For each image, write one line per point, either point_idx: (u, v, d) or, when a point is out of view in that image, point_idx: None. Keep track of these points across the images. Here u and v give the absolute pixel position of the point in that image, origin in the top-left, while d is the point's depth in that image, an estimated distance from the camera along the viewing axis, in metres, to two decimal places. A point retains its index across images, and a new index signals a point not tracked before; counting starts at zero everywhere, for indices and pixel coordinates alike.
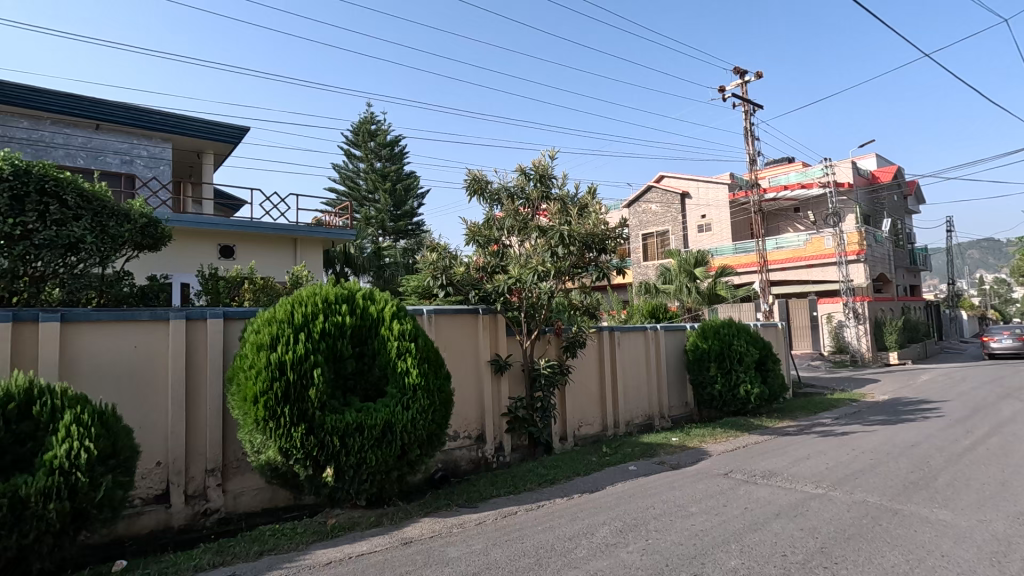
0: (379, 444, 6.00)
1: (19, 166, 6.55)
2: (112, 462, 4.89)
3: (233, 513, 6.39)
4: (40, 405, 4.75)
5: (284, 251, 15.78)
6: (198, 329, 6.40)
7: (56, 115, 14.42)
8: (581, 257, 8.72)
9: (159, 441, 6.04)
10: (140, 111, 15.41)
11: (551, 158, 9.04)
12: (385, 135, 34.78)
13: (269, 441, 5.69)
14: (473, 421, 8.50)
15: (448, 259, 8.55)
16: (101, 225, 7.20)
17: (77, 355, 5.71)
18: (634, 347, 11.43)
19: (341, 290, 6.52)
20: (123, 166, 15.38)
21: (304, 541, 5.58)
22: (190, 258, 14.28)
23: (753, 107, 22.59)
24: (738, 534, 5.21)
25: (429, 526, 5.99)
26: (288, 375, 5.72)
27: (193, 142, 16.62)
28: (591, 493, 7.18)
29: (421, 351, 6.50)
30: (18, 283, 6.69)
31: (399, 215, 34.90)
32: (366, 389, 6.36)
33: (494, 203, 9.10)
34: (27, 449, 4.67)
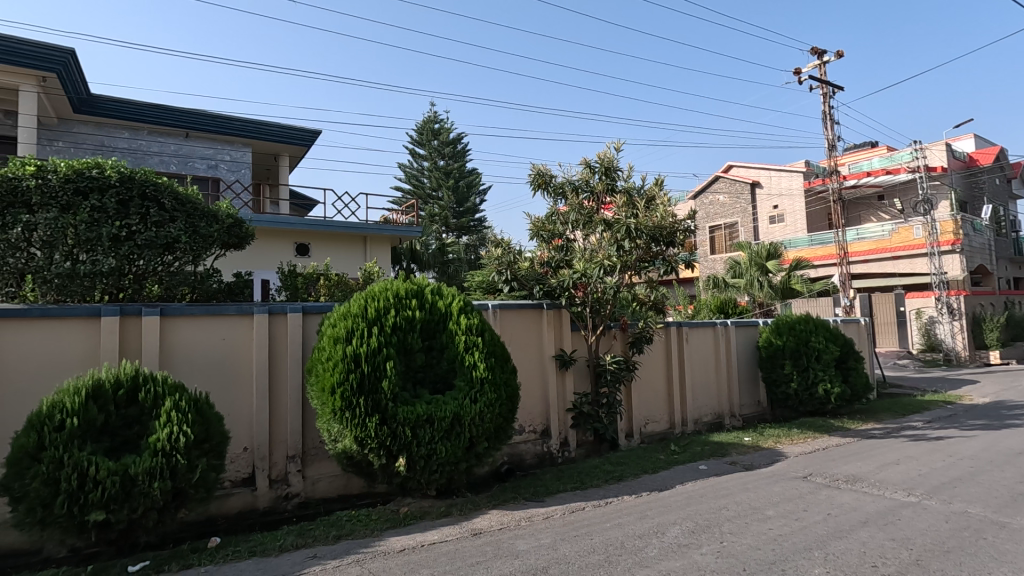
0: (448, 436, 6.15)
1: (124, 174, 7.16)
2: (205, 447, 5.27)
3: (312, 497, 6.72)
4: (145, 392, 5.19)
5: (354, 249, 16.42)
6: (279, 322, 6.77)
7: (152, 125, 15.66)
8: (647, 250, 8.51)
9: (245, 427, 6.46)
10: (224, 118, 16.45)
11: (616, 150, 8.85)
12: (448, 133, 35.37)
13: (344, 430, 5.92)
14: (538, 416, 8.53)
15: (512, 255, 8.60)
16: (194, 226, 7.76)
17: (174, 346, 6.18)
18: (703, 343, 11.05)
19: (411, 285, 6.70)
20: (209, 170, 16.49)
21: (378, 528, 5.79)
22: (269, 256, 15.14)
23: (832, 88, 21.19)
24: (821, 541, 4.94)
25: (498, 518, 6.08)
26: (362, 367, 5.94)
27: (270, 145, 17.57)
28: (661, 492, 7.03)
29: (487, 346, 6.62)
30: (124, 281, 7.29)
31: (462, 211, 35.45)
32: (435, 382, 6.50)
33: (558, 196, 9.02)
34: (134, 431, 5.10)
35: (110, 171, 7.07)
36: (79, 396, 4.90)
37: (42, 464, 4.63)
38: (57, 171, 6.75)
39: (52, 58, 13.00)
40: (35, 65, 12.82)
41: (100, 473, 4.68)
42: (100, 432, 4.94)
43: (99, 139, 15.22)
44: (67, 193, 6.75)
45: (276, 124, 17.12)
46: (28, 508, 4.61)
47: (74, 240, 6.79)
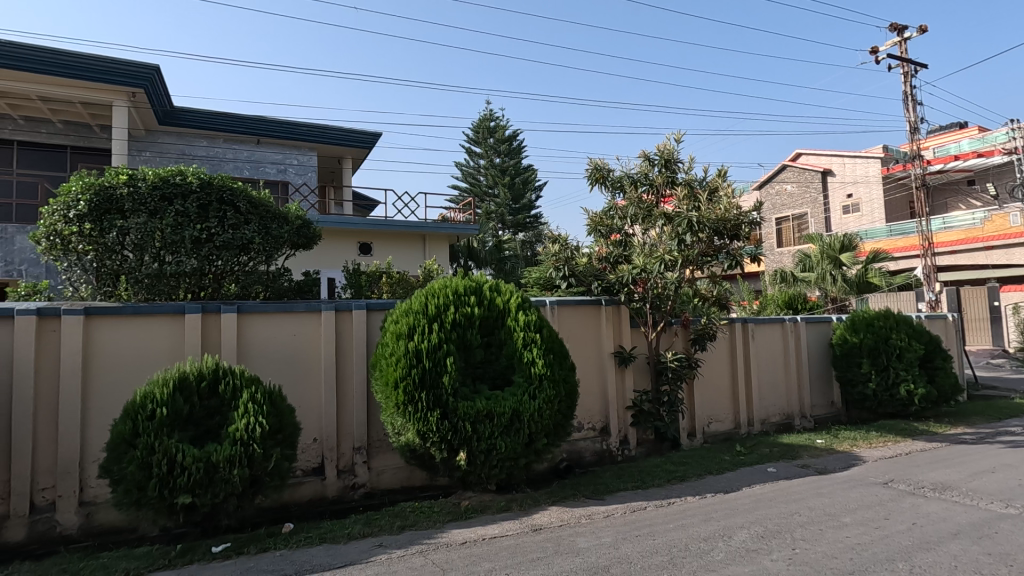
0: (507, 432, 6.20)
1: (203, 180, 7.65)
2: (279, 437, 5.55)
3: (377, 488, 6.94)
4: (224, 384, 5.52)
5: (415, 247, 16.83)
6: (345, 319, 7.03)
7: (227, 133, 16.63)
8: (709, 244, 8.24)
9: (314, 419, 6.76)
10: (291, 124, 17.25)
11: (676, 141, 8.61)
12: (504, 131, 35.55)
13: (408, 423, 6.07)
14: (597, 413, 8.45)
15: (570, 251, 8.52)
16: (267, 228, 8.18)
17: (250, 341, 6.55)
18: (770, 340, 10.57)
19: (469, 282, 6.78)
20: (279, 174, 17.32)
21: (440, 520, 5.91)
22: (335, 255, 15.76)
23: (914, 66, 19.68)
24: (905, 552, 4.62)
25: (558, 515, 6.06)
26: (424, 363, 6.07)
27: (334, 148, 18.27)
28: (727, 494, 6.79)
29: (545, 342, 6.61)
30: (205, 280, 7.77)
31: (518, 208, 35.59)
32: (494, 378, 6.56)
33: (616, 191, 8.85)
34: (215, 421, 5.45)
35: (191, 177, 7.56)
36: (167, 387, 5.28)
37: (137, 449, 5.03)
38: (146, 179, 7.30)
39: (139, 74, 14.04)
40: (125, 82, 13.89)
41: (187, 459, 5.03)
42: (186, 422, 5.31)
43: (181, 148, 16.31)
44: (155, 200, 7.27)
45: (340, 128, 17.78)
46: (125, 490, 5.02)
47: (161, 243, 7.30)
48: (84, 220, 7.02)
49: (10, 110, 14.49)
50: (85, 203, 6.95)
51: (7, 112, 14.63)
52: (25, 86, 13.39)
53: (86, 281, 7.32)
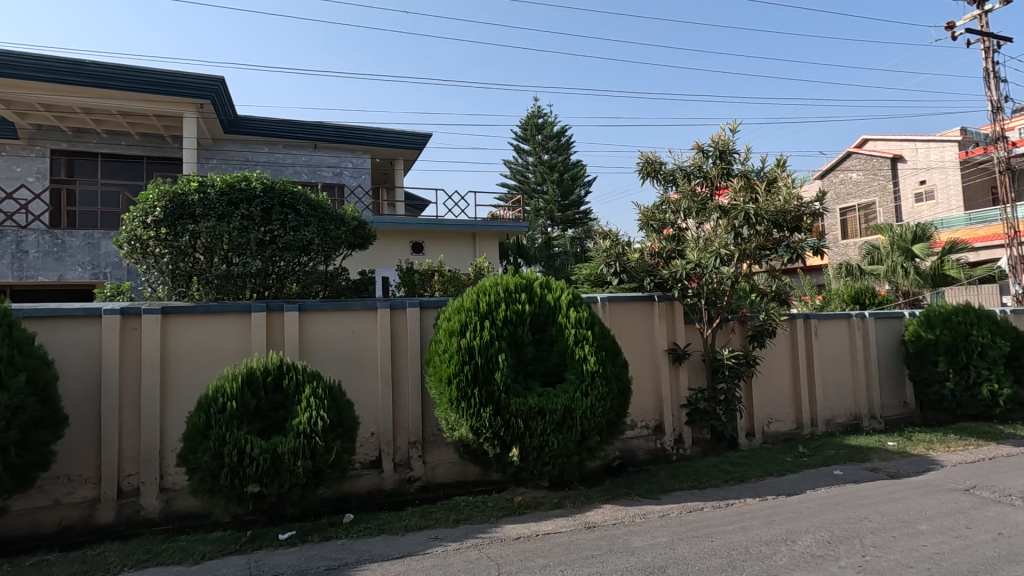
0: (560, 429, 6.20)
1: (267, 184, 8.01)
2: (339, 431, 5.77)
3: (432, 482, 7.09)
4: (288, 379, 5.78)
5: (465, 245, 17.04)
6: (400, 316, 7.21)
7: (286, 139, 17.36)
8: (768, 237, 7.91)
9: (372, 414, 6.98)
10: (346, 129, 17.81)
11: (732, 132, 8.31)
12: (553, 127, 35.41)
13: (461, 419, 6.16)
14: (651, 411, 8.33)
15: (621, 247, 8.34)
16: (325, 229, 8.49)
17: (311, 338, 6.82)
18: (836, 337, 10.07)
19: (520, 279, 6.81)
20: (335, 177, 17.95)
21: (494, 515, 5.98)
22: (388, 255, 16.18)
23: (997, 41, 18.19)
24: (989, 564, 4.31)
25: (612, 513, 6.01)
26: (476, 359, 6.14)
27: (387, 150, 18.74)
28: (789, 497, 6.53)
29: (597, 339, 6.56)
30: (270, 279, 8.15)
31: (567, 205, 35.39)
32: (545, 375, 6.57)
33: (668, 184, 8.64)
34: (280, 414, 5.72)
35: (255, 182, 7.94)
36: (236, 381, 5.58)
37: (210, 440, 5.35)
38: (215, 185, 7.72)
39: (205, 86, 14.84)
40: (194, 94, 14.73)
41: (255, 451, 5.30)
42: (253, 415, 5.60)
43: (245, 154, 17.15)
44: (223, 204, 7.69)
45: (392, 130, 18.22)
46: (200, 478, 5.34)
47: (229, 245, 7.71)
48: (161, 225, 7.51)
49: (94, 125, 15.66)
50: (161, 209, 7.44)
51: (91, 127, 15.82)
52: (106, 102, 14.43)
53: (162, 282, 7.82)
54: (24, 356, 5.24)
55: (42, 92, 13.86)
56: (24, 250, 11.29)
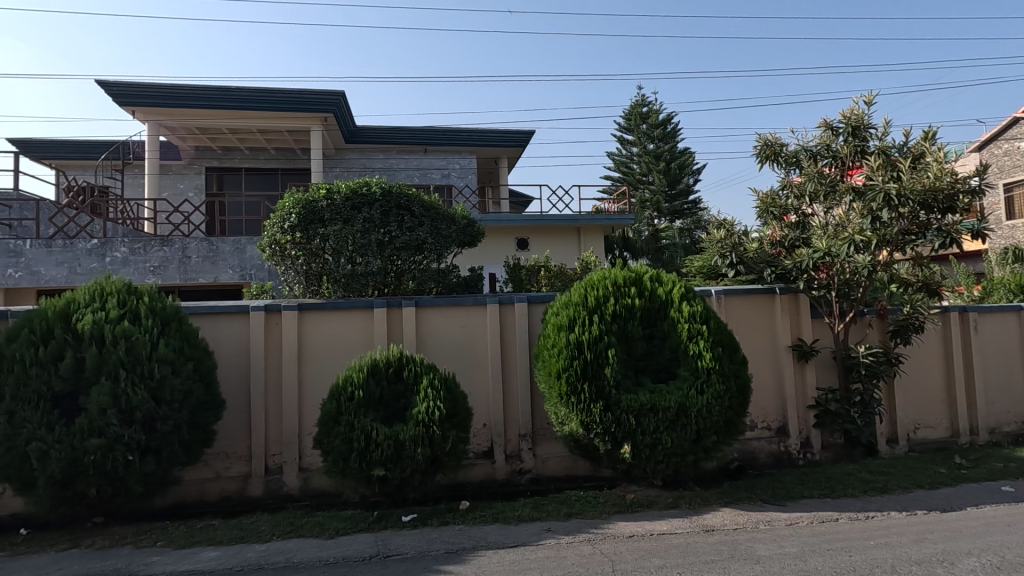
0: (673, 427, 6.03)
1: (385, 189, 8.54)
2: (455, 421, 6.04)
3: (542, 475, 7.17)
4: (407, 370, 6.13)
5: (570, 240, 17.01)
6: (508, 311, 7.36)
7: (399, 145, 18.39)
8: (913, 220, 7.04)
9: (483, 406, 7.21)
10: (453, 131, 18.51)
11: (867, 105, 7.49)
12: (658, 115, 34.19)
13: (571, 414, 6.12)
14: (773, 411, 7.79)
15: (737, 237, 7.81)
16: (438, 229, 8.90)
17: (427, 332, 7.19)
18: (1000, 332, 8.72)
19: (629, 272, 6.65)
20: (444, 179, 18.75)
21: (606, 511, 5.92)
22: (495, 251, 16.58)
23: None
24: None
25: (732, 517, 5.70)
26: (585, 354, 6.09)
27: (492, 150, 19.22)
28: (944, 513, 5.77)
29: (713, 334, 6.27)
30: (389, 278, 8.68)
31: (674, 195, 34.03)
32: (657, 370, 6.39)
33: (791, 167, 7.98)
34: (401, 403, 6.09)
35: (375, 187, 8.49)
36: (362, 372, 6.02)
37: (341, 425, 5.83)
38: (340, 192, 8.36)
39: (328, 101, 16.10)
40: (319, 109, 16.06)
41: (380, 436, 5.72)
42: (378, 403, 6.02)
43: (364, 162, 18.42)
44: (347, 209, 8.32)
45: (496, 130, 18.63)
46: (333, 460, 5.84)
47: (353, 247, 8.33)
48: (295, 230, 8.29)
49: (239, 144, 17.66)
50: (296, 215, 8.22)
51: (237, 145, 17.86)
52: (248, 122, 16.21)
53: (297, 282, 8.61)
54: (192, 347, 6.06)
55: (198, 117, 15.88)
56: (188, 256, 12.98)
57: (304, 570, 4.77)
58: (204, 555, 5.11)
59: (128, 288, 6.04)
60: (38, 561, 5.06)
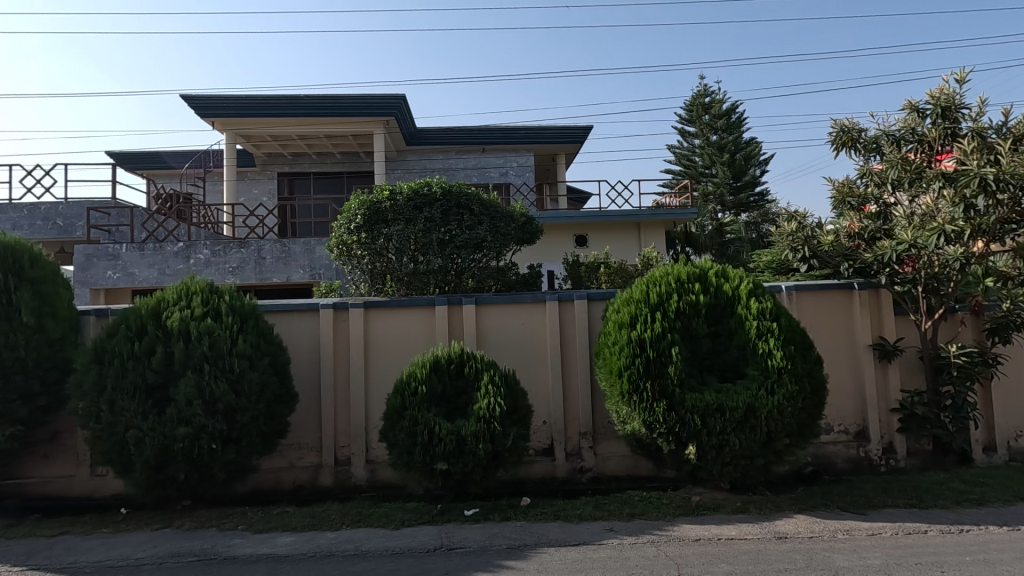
0: (742, 428, 5.79)
1: (445, 188, 8.69)
2: (515, 417, 6.09)
3: (604, 473, 7.07)
4: (468, 367, 6.22)
5: (630, 235, 16.71)
6: (568, 309, 7.31)
7: (458, 146, 18.66)
8: (1014, 207, 6.42)
9: (543, 403, 7.20)
10: (511, 130, 18.59)
11: (959, 83, 6.90)
12: (722, 105, 32.95)
13: (633, 413, 6.00)
14: (852, 414, 7.34)
15: (810, 229, 7.40)
16: (497, 226, 8.96)
17: (487, 330, 7.27)
18: None
19: (693, 268, 6.44)
20: (501, 177, 18.85)
21: (670, 513, 5.77)
22: (554, 248, 16.52)
23: None
24: None
25: (807, 525, 5.42)
26: (648, 352, 5.94)
27: (550, 147, 19.15)
28: None
29: (784, 332, 5.99)
30: (449, 275, 8.80)
31: (740, 187, 32.70)
32: (723, 370, 6.16)
33: (870, 153, 7.48)
34: (462, 400, 6.18)
35: (436, 187, 8.65)
36: (425, 368, 6.15)
37: (405, 420, 5.99)
38: (402, 192, 8.57)
39: (390, 105, 16.57)
40: (381, 113, 16.57)
41: (443, 431, 5.84)
42: (440, 399, 6.14)
43: (424, 163, 18.83)
44: (409, 209, 8.54)
45: (554, 127, 18.56)
46: (399, 453, 6.00)
47: (415, 246, 8.53)
48: (361, 231, 8.59)
49: (308, 149, 18.49)
50: (361, 217, 8.53)
51: (305, 151, 18.70)
52: (316, 128, 16.94)
53: (362, 280, 8.90)
54: (267, 343, 6.40)
55: (270, 126, 16.75)
56: (263, 257, 13.72)
57: (372, 559, 4.95)
58: (280, 540, 5.40)
59: (210, 287, 6.45)
60: (136, 539, 5.52)
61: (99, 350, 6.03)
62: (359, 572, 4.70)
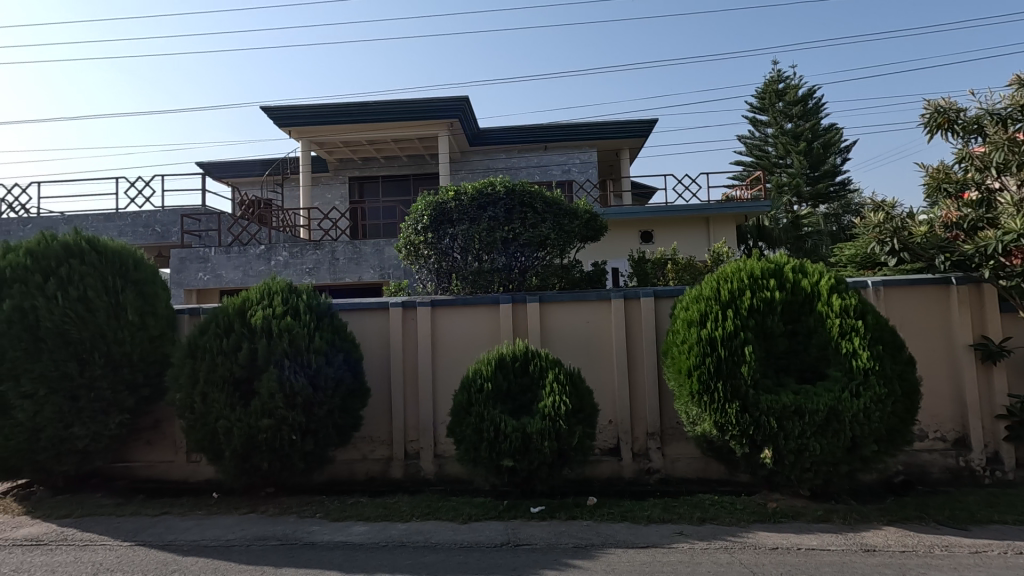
0: (823, 432, 5.47)
1: (509, 187, 8.74)
2: (581, 416, 6.06)
3: (672, 475, 6.89)
4: (532, 364, 6.24)
5: (698, 230, 16.18)
6: (634, 306, 7.16)
7: (520, 145, 18.76)
8: None
9: (609, 402, 7.11)
10: (573, 127, 18.48)
11: None
12: (797, 91, 31.21)
13: (703, 413, 5.79)
14: (949, 420, 6.75)
15: (900, 219, 6.88)
16: (561, 224, 8.92)
17: (552, 327, 7.25)
18: None
19: (767, 263, 6.15)
20: (564, 175, 18.76)
21: (744, 519, 5.53)
22: (619, 245, 16.23)
23: None
24: None
25: (898, 538, 5.04)
26: (719, 351, 5.72)
27: (613, 142, 18.86)
28: None
29: (870, 331, 5.63)
30: (513, 274, 8.87)
31: (818, 177, 30.85)
32: (802, 370, 5.84)
33: (970, 136, 6.88)
34: (527, 397, 6.20)
35: (499, 187, 8.71)
36: (490, 365, 6.24)
37: (472, 416, 6.08)
38: (467, 192, 8.70)
39: (454, 107, 16.88)
40: (446, 115, 16.93)
41: (509, 428, 5.89)
42: (505, 396, 6.19)
43: (487, 163, 19.05)
44: (474, 209, 8.65)
45: (617, 122, 18.27)
46: (465, 448, 6.10)
47: (480, 245, 8.67)
48: (428, 231, 8.80)
49: (376, 154, 19.19)
50: (428, 217, 8.74)
51: (374, 155, 19.42)
52: (383, 133, 17.53)
53: (429, 279, 9.13)
54: (342, 339, 6.71)
55: (342, 132, 17.51)
56: (337, 257, 14.35)
57: (441, 551, 5.07)
58: (356, 529, 5.65)
59: (290, 287, 6.82)
60: (227, 521, 5.94)
61: (193, 346, 6.52)
62: (430, 563, 4.83)
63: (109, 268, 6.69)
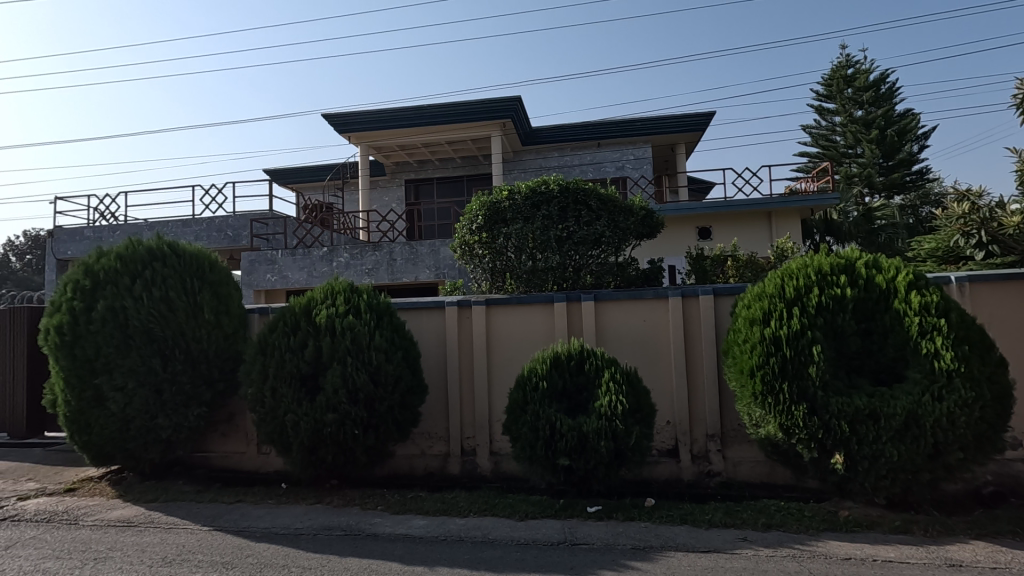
0: (901, 438, 5.15)
1: (562, 185, 8.73)
2: (638, 416, 5.98)
3: (734, 479, 6.66)
4: (588, 363, 6.21)
5: (760, 225, 15.56)
6: (692, 305, 6.98)
7: (573, 142, 18.66)
8: None
9: (667, 402, 6.95)
10: (627, 123, 18.20)
11: None
12: (868, 75, 29.48)
13: (767, 415, 5.58)
14: None
15: (987, 211, 6.75)
16: (615, 221, 8.84)
17: (608, 326, 7.17)
18: None
19: (837, 259, 5.83)
20: (617, 171, 18.51)
21: (814, 527, 5.28)
22: (676, 242, 15.83)
23: None
24: None
25: (988, 553, 4.67)
26: (784, 351, 5.48)
27: (668, 137, 18.45)
28: None
29: (955, 330, 5.24)
30: (567, 272, 8.77)
31: (892, 166, 28.98)
32: (877, 372, 5.52)
33: None
34: (584, 397, 6.16)
35: (553, 185, 8.70)
36: (545, 364, 6.24)
37: (527, 414, 6.09)
38: (520, 192, 8.74)
39: (506, 107, 16.97)
40: (499, 115, 17.04)
41: (565, 427, 5.87)
42: (561, 395, 6.18)
43: (539, 162, 19.04)
44: (527, 208, 8.68)
45: (673, 116, 17.84)
46: (521, 446, 6.12)
47: (533, 245, 8.66)
48: (482, 231, 8.91)
49: (431, 156, 19.57)
50: (482, 217, 8.85)
51: (429, 158, 19.82)
52: (438, 135, 17.86)
53: (484, 279, 9.18)
54: (401, 337, 6.90)
55: (398, 137, 17.98)
56: (394, 258, 14.73)
57: (499, 547, 5.13)
58: (416, 522, 5.79)
59: (351, 287, 7.08)
60: (295, 511, 6.23)
61: (263, 343, 6.88)
62: (488, 558, 4.89)
63: (187, 270, 7.17)
